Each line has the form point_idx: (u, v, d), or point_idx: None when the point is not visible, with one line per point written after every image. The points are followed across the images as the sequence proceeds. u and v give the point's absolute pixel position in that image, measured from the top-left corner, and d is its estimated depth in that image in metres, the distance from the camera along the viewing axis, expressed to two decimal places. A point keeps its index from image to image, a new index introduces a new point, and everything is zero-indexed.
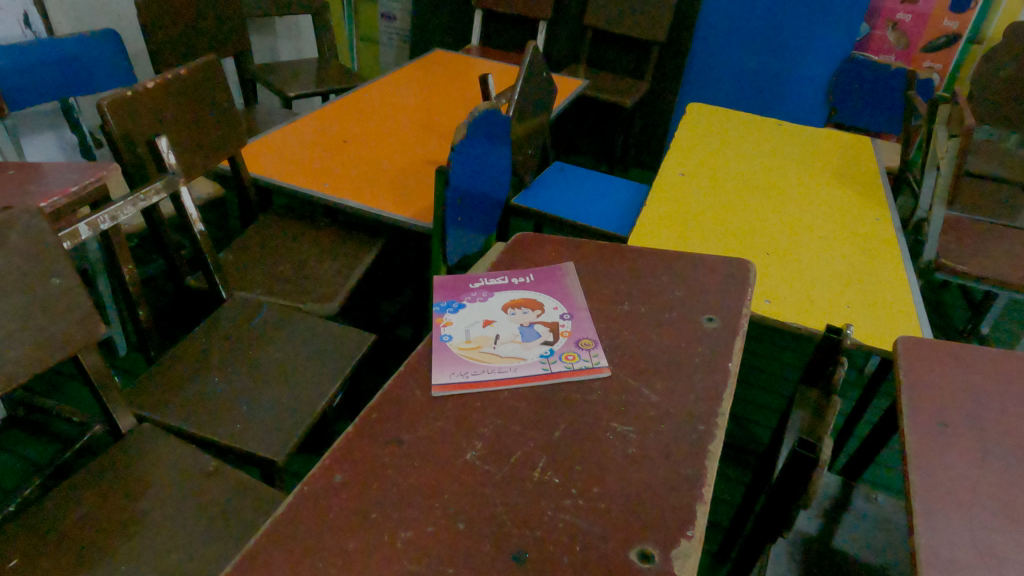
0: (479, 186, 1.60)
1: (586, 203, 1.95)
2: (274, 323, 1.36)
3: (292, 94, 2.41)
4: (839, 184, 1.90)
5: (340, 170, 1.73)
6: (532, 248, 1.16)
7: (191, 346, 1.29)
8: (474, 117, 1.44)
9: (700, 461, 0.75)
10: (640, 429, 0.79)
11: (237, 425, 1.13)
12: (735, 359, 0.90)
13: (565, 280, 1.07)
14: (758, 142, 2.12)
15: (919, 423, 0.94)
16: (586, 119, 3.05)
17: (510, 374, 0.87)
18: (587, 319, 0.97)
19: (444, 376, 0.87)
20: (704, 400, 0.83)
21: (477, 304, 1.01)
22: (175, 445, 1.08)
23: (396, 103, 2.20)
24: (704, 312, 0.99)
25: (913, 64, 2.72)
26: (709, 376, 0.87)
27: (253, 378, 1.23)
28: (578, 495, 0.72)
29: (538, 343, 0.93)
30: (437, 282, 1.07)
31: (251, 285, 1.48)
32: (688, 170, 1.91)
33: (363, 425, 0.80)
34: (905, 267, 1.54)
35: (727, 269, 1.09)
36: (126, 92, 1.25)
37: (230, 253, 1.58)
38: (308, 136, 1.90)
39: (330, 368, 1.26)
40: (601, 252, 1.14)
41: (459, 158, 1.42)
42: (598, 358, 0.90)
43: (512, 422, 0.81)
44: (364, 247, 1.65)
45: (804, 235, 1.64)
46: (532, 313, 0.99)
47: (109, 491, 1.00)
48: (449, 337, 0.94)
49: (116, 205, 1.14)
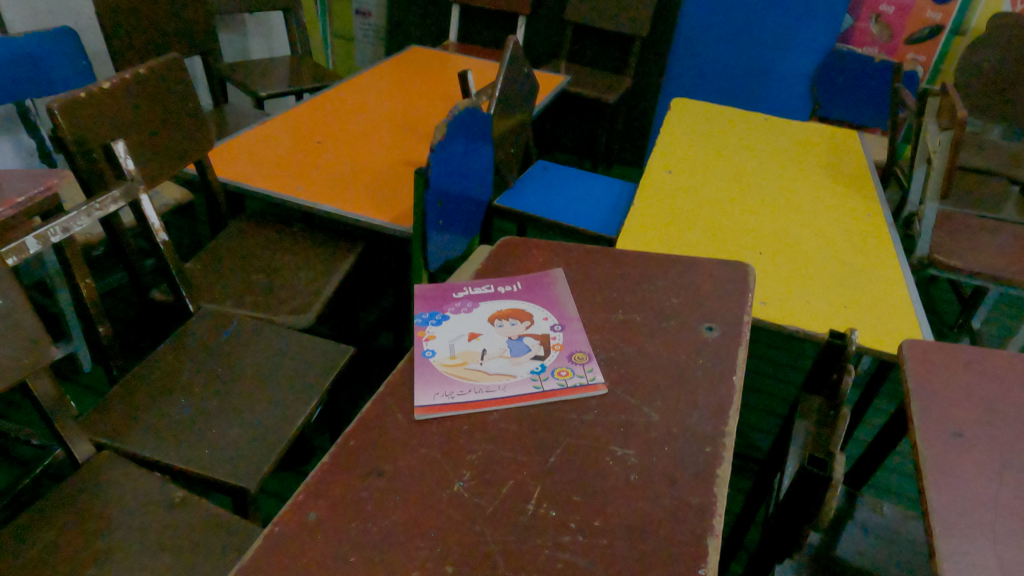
0: (461, 187, 1.53)
1: (571, 203, 1.89)
2: (247, 337, 1.28)
3: (264, 93, 2.32)
4: (828, 179, 1.86)
5: (315, 173, 1.66)
6: (519, 253, 1.09)
7: (158, 364, 1.21)
8: (453, 116, 1.37)
9: (707, 487, 0.70)
10: (642, 453, 0.73)
11: (208, 449, 1.06)
12: (740, 372, 0.84)
13: (554, 288, 1.00)
14: (744, 138, 2.07)
15: (932, 434, 0.89)
16: (568, 117, 2.99)
17: (500, 394, 0.81)
18: (579, 331, 0.91)
19: (427, 398, 0.80)
20: (708, 417, 0.77)
21: (461, 316, 0.94)
22: (138, 474, 1.00)
23: (372, 102, 2.13)
24: (703, 320, 0.93)
25: (897, 56, 2.70)
26: (712, 391, 0.81)
27: (225, 397, 1.15)
28: (578, 531, 0.66)
29: (529, 358, 0.86)
30: (418, 292, 1.00)
31: (221, 297, 1.40)
32: (674, 168, 1.85)
33: (340, 455, 0.73)
34: (900, 263, 1.50)
35: (725, 274, 1.03)
36: (79, 92, 1.16)
37: (198, 263, 1.50)
38: (279, 137, 1.82)
39: (305, 385, 1.19)
40: (592, 258, 1.08)
41: (439, 158, 1.35)
42: (593, 374, 0.84)
43: (503, 448, 0.74)
44: (341, 252, 1.57)
45: (797, 232, 1.59)
46: (521, 325, 0.93)
47: (63, 527, 0.92)
48: (432, 352, 0.88)
49: (69, 215, 1.04)
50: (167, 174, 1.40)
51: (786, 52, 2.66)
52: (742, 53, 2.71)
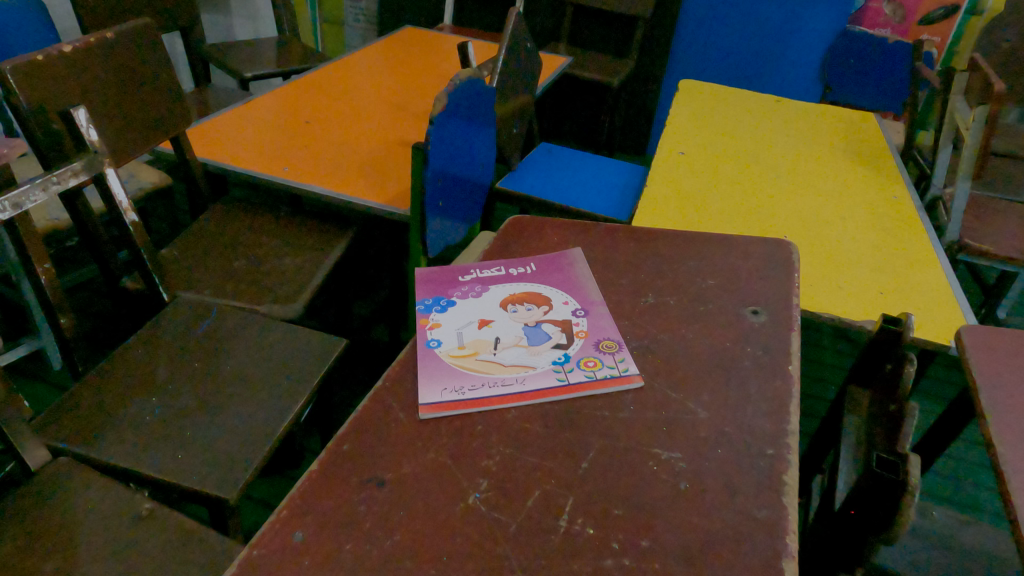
0: (461, 167, 1.40)
1: (577, 187, 1.77)
2: (228, 330, 1.15)
3: (249, 74, 2.20)
4: (849, 160, 1.75)
5: (304, 154, 1.54)
6: (530, 233, 0.98)
7: (128, 359, 1.08)
8: (453, 87, 1.24)
9: (775, 498, 0.58)
10: (691, 456, 0.62)
11: (180, 455, 0.93)
12: (795, 361, 0.73)
13: (573, 269, 0.89)
14: (757, 119, 1.96)
15: (1011, 435, 0.77)
16: (568, 103, 2.88)
17: (519, 388, 0.69)
18: (605, 316, 0.80)
19: (433, 394, 0.69)
20: (765, 415, 0.66)
21: (470, 301, 0.83)
22: (101, 484, 0.88)
23: (364, 81, 2.00)
24: (746, 304, 0.82)
25: (910, 38, 2.46)
26: (766, 384, 0.70)
27: (201, 396, 1.03)
28: (622, 553, 0.54)
29: (549, 347, 0.75)
30: (419, 275, 0.89)
31: (200, 285, 1.28)
32: (688, 150, 1.74)
33: (335, 464, 0.62)
34: (933, 246, 1.39)
35: (764, 253, 0.92)
36: (36, 55, 1.04)
37: (174, 249, 1.37)
38: (267, 117, 1.69)
39: (292, 382, 1.06)
40: (613, 236, 0.96)
41: (439, 133, 1.23)
42: (626, 364, 0.72)
43: (526, 453, 0.63)
44: (332, 237, 1.45)
45: (822, 214, 1.49)
46: (538, 310, 0.81)
47: (10, 546, 0.79)
48: (437, 342, 0.76)
49: (21, 188, 0.91)
50: (138, 151, 1.29)
51: (795, 36, 2.59)
52: (749, 37, 2.65)
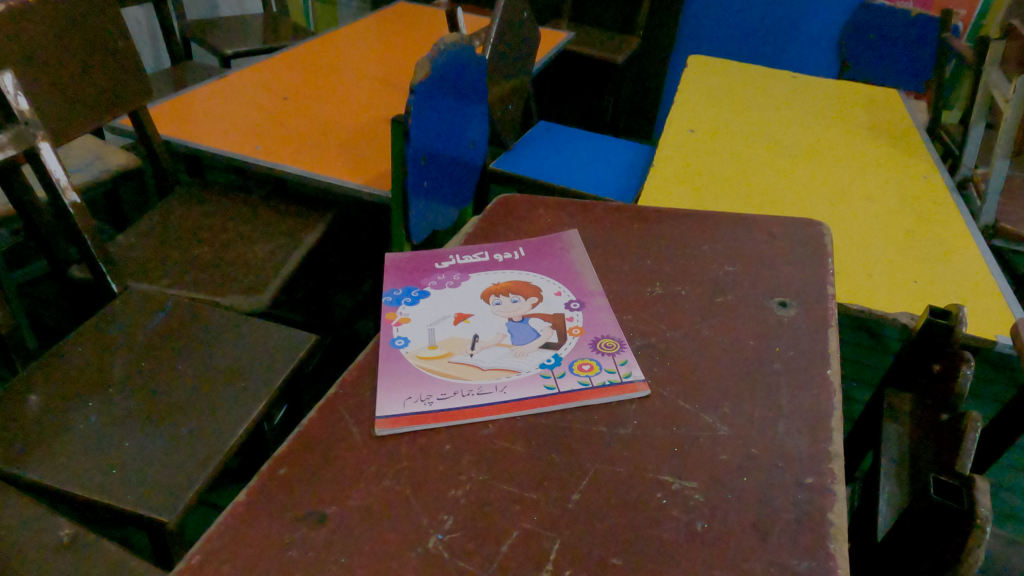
0: (449, 144, 1.28)
1: (578, 168, 1.64)
2: (183, 323, 1.03)
3: (229, 52, 2.10)
4: (871, 138, 1.61)
5: (280, 132, 1.41)
6: (521, 212, 0.85)
7: (68, 357, 0.97)
8: (439, 52, 1.12)
9: (817, 544, 0.46)
10: (709, 486, 0.49)
11: (116, 469, 0.82)
12: (834, 364, 0.60)
13: (567, 254, 0.76)
14: (772, 95, 1.83)
15: None
16: (570, 84, 2.74)
17: (498, 398, 0.57)
18: (603, 309, 0.67)
19: (394, 405, 0.57)
20: (800, 431, 0.53)
21: (445, 292, 0.71)
22: (14, 502, 0.74)
23: (352, 58, 1.87)
24: (772, 294, 0.69)
25: (934, 10, 2.32)
26: (800, 392, 0.57)
27: (146, 400, 0.91)
28: None
29: (536, 348, 0.62)
30: (390, 261, 0.76)
31: (156, 274, 1.16)
32: (697, 128, 1.61)
33: (268, 494, 0.50)
34: (969, 229, 1.25)
35: (790, 235, 0.79)
36: None
37: (130, 234, 1.24)
38: (244, 92, 1.57)
39: (252, 387, 0.95)
40: (615, 217, 0.83)
41: (423, 106, 1.11)
42: (629, 369, 0.60)
43: (503, 481, 0.51)
44: (307, 221, 1.33)
45: (845, 194, 1.36)
46: (525, 302, 0.69)
47: None
48: (403, 341, 0.64)
49: None
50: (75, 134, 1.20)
51: (811, 12, 2.45)
52: (762, 13, 2.51)
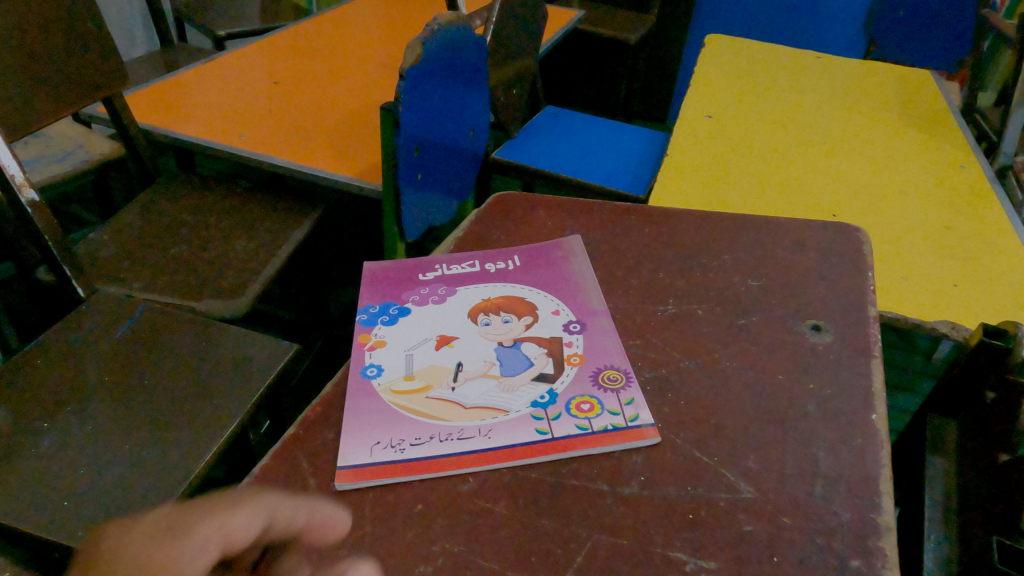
0: (447, 130, 1.18)
1: (586, 156, 1.54)
2: (152, 330, 0.96)
3: (223, 32, 2.00)
4: (899, 122, 1.50)
5: (266, 119, 1.32)
6: (518, 214, 0.76)
7: (23, 368, 0.89)
8: (433, 30, 1.02)
9: None
10: (731, 569, 0.41)
11: (65, 501, 0.74)
12: (879, 407, 0.51)
13: (568, 265, 0.67)
14: (792, 77, 1.71)
15: None
16: (581, 66, 2.62)
17: (481, 445, 0.48)
18: (607, 331, 0.58)
19: (359, 453, 0.48)
20: (841, 496, 0.45)
21: (428, 309, 0.62)
22: None
23: (348, 40, 1.77)
24: (803, 315, 0.60)
25: None
26: (840, 443, 0.48)
27: (102, 418, 0.83)
28: None
29: (529, 380, 0.53)
30: (369, 271, 0.67)
31: (129, 277, 1.08)
32: (713, 113, 1.50)
33: None
34: (1008, 219, 1.15)
35: (822, 243, 0.70)
36: None
37: (104, 232, 1.17)
38: (231, 76, 1.48)
39: (223, 400, 0.87)
40: (624, 220, 0.74)
41: (415, 90, 1.01)
42: (636, 410, 0.51)
43: (483, 555, 0.42)
44: (295, 217, 1.25)
45: (873, 183, 1.25)
46: (517, 323, 0.59)
47: None
48: (377, 370, 0.55)
49: None
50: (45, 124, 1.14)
51: None
52: None
